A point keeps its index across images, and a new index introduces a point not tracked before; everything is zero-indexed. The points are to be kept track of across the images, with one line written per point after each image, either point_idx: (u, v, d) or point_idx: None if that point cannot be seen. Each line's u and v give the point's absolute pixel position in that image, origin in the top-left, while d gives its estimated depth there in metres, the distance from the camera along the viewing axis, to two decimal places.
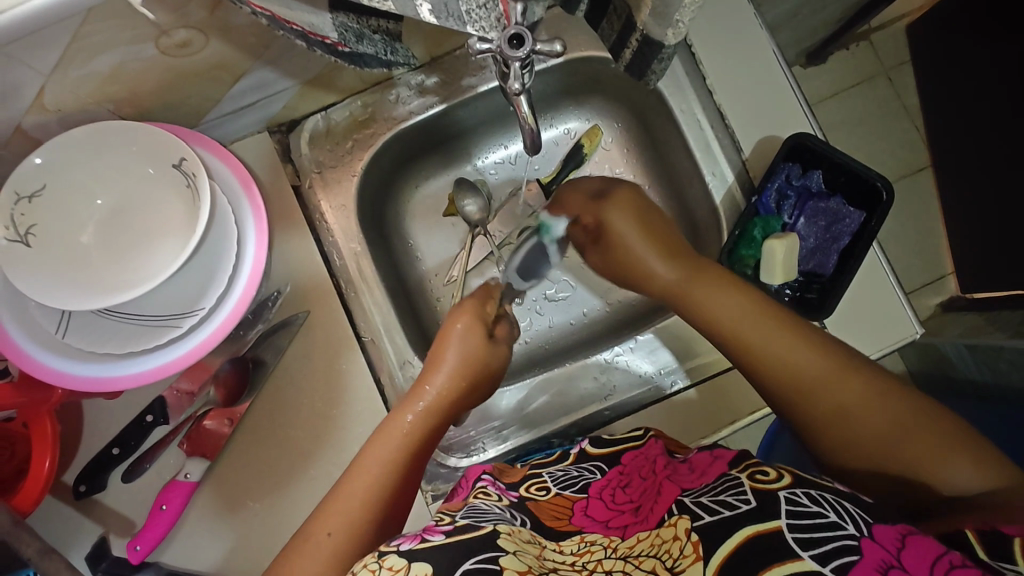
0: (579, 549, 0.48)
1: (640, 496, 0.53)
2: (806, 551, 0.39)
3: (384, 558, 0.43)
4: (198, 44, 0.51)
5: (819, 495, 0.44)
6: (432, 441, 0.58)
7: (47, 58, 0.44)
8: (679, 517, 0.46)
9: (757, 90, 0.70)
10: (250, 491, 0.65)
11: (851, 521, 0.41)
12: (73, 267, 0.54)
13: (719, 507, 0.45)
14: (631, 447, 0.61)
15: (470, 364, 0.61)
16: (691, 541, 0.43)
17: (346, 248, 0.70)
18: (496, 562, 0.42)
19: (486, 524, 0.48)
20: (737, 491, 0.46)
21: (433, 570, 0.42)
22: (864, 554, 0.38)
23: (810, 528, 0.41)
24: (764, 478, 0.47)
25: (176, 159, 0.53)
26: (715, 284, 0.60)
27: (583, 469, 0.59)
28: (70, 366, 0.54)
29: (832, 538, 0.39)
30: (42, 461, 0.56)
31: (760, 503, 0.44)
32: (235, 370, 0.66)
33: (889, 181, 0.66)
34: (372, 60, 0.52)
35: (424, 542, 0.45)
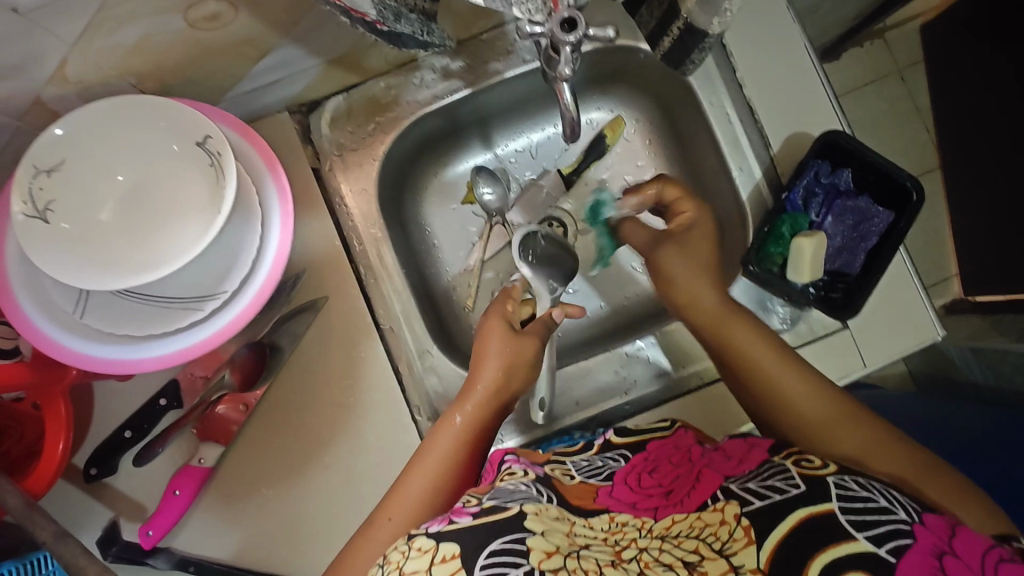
0: (611, 527, 0.48)
1: (672, 482, 0.52)
2: (860, 531, 0.40)
3: (415, 540, 0.45)
4: (227, 17, 0.49)
5: (867, 483, 0.44)
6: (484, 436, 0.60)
7: (73, 26, 0.43)
8: (726, 503, 0.46)
9: (788, 86, 0.69)
10: (265, 477, 0.64)
11: (901, 508, 0.42)
12: (92, 246, 0.52)
13: (766, 492, 0.45)
14: (658, 437, 0.60)
15: (512, 364, 0.61)
16: (742, 526, 0.43)
17: (366, 233, 0.69)
18: (523, 543, 0.42)
19: (513, 505, 0.47)
20: (785, 478, 0.46)
21: (461, 551, 0.42)
22: (917, 539, 0.39)
23: (861, 510, 0.41)
24: (811, 466, 0.47)
25: (201, 136, 0.52)
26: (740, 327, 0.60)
27: (608, 459, 0.59)
28: (86, 348, 0.52)
29: (886, 521, 0.40)
30: (56, 443, 0.54)
31: (809, 487, 0.44)
32: (252, 354, 0.65)
33: (920, 181, 0.65)
34: (409, 42, 0.51)
35: (453, 523, 0.45)
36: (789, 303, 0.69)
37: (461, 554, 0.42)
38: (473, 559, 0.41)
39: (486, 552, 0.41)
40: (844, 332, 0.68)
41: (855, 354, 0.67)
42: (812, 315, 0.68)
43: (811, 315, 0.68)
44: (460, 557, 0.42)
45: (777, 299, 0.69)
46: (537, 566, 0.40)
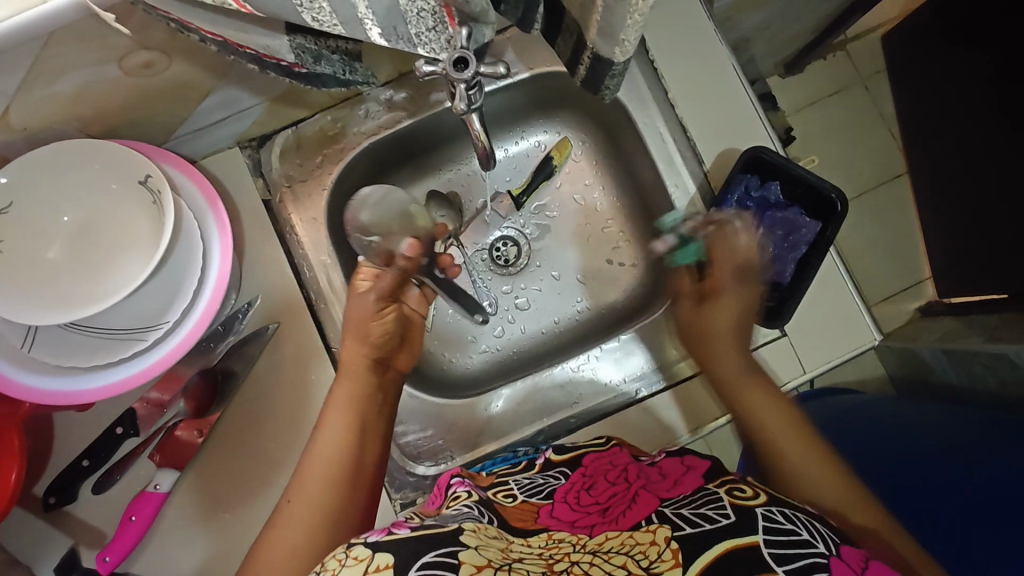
0: (547, 544, 0.48)
1: (608, 500, 0.54)
2: (780, 565, 0.42)
3: (352, 549, 0.44)
4: (162, 65, 0.52)
5: (792, 515, 0.48)
6: (378, 433, 0.61)
7: (10, 80, 0.46)
8: (658, 526, 0.47)
9: (718, 104, 0.72)
10: (222, 501, 0.66)
11: (821, 541, 0.45)
12: (39, 283, 0.54)
13: (697, 520, 0.47)
14: (595, 450, 0.64)
15: (380, 335, 0.65)
16: (671, 548, 0.44)
17: (317, 260, 0.72)
18: (455, 556, 0.42)
19: (451, 523, 0.48)
20: (717, 508, 0.48)
21: (393, 562, 0.42)
22: (833, 570, 0.42)
23: (784, 542, 0.44)
24: (742, 495, 0.50)
25: (141, 176, 0.55)
26: (762, 394, 0.63)
27: (548, 476, 0.60)
28: (34, 381, 0.54)
29: (806, 554, 0.43)
30: (8, 473, 0.56)
31: (738, 517, 0.46)
32: (204, 383, 0.66)
33: (844, 193, 0.68)
34: (330, 81, 0.53)
35: (392, 534, 0.46)
36: None
37: (394, 565, 0.42)
38: (405, 568, 0.41)
39: (420, 562, 0.42)
40: (783, 340, 0.70)
41: (795, 360, 0.69)
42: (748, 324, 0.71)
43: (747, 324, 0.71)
44: (393, 567, 0.41)
45: None
46: None
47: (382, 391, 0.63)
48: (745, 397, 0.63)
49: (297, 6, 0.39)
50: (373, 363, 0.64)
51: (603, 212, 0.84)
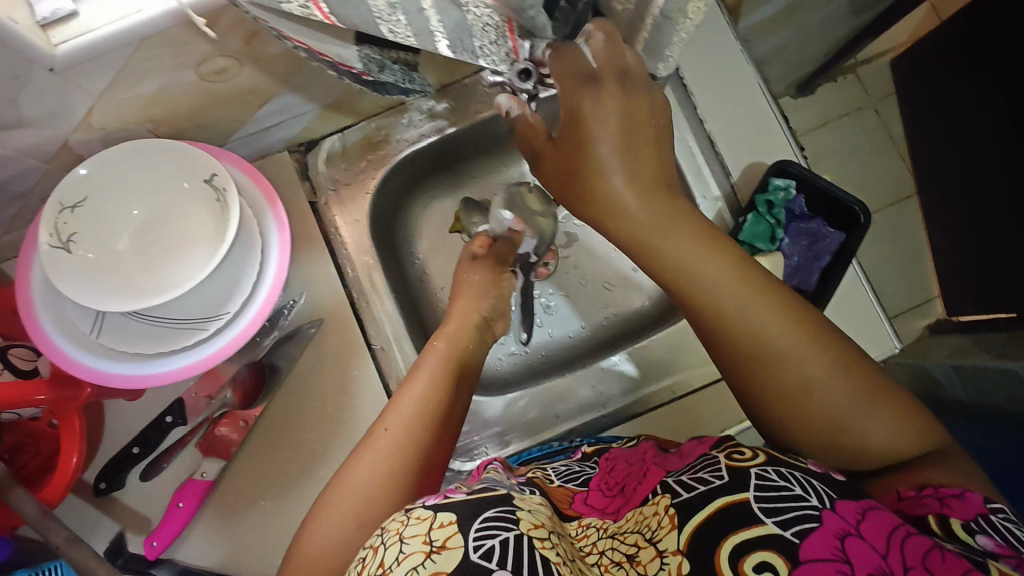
0: (577, 533, 0.50)
1: (626, 480, 0.57)
2: (769, 518, 0.41)
3: (411, 511, 0.45)
4: (233, 71, 0.56)
5: (790, 472, 0.45)
6: (460, 415, 0.59)
7: (98, 82, 0.49)
8: (660, 496, 0.48)
9: (747, 119, 0.75)
10: (265, 490, 0.68)
11: (814, 494, 0.42)
12: (110, 273, 0.57)
13: (694, 483, 0.47)
14: (624, 447, 0.64)
15: (456, 326, 0.66)
16: (669, 514, 0.45)
17: (359, 260, 0.75)
18: (513, 513, 0.44)
19: (502, 489, 0.50)
20: (712, 468, 0.47)
21: (457, 518, 0.43)
22: (824, 523, 0.40)
23: (775, 497, 0.42)
24: (741, 457, 0.47)
25: (208, 174, 0.58)
26: (720, 270, 0.48)
27: (584, 467, 0.63)
28: (101, 366, 0.57)
29: (796, 507, 0.41)
30: (70, 455, 0.60)
31: (731, 477, 0.45)
32: (253, 374, 0.69)
33: (865, 205, 0.71)
34: (393, 89, 0.57)
35: (451, 496, 0.46)
36: None
37: (458, 520, 0.43)
38: (467, 523, 0.42)
39: (481, 517, 0.43)
40: None
41: None
42: None
43: None
44: (458, 522, 0.42)
45: None
46: (526, 533, 0.42)
47: (465, 375, 0.62)
48: (691, 273, 0.49)
49: (377, 19, 0.43)
50: (465, 353, 0.64)
51: None
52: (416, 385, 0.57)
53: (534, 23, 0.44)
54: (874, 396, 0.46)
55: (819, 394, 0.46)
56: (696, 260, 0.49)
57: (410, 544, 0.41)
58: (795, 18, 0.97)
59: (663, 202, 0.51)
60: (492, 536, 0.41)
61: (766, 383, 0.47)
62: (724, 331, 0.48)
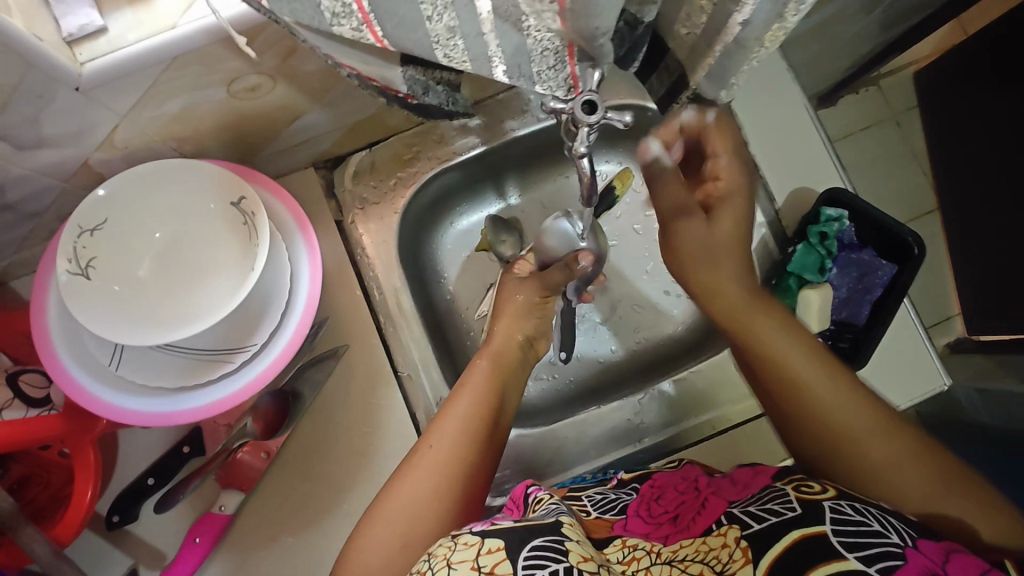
0: (624, 556, 0.47)
1: (677, 508, 0.53)
2: (851, 552, 0.40)
3: (459, 537, 0.45)
4: (266, 88, 0.53)
5: (864, 508, 0.45)
6: (499, 432, 0.62)
7: (125, 101, 0.46)
8: (728, 527, 0.46)
9: (792, 143, 0.72)
10: (287, 525, 0.65)
11: (894, 532, 0.42)
12: (131, 302, 0.54)
13: (765, 514, 0.46)
14: (667, 470, 0.61)
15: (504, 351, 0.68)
16: (742, 546, 0.44)
17: (387, 283, 0.71)
18: (561, 543, 0.42)
19: (549, 517, 0.47)
20: (783, 501, 0.47)
21: (505, 545, 0.43)
22: (908, 560, 0.39)
23: (854, 533, 0.42)
24: (810, 491, 0.48)
25: (237, 197, 0.55)
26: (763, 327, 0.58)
27: (622, 493, 0.59)
28: (121, 400, 0.54)
29: (877, 544, 0.41)
30: (84, 491, 0.56)
31: (804, 510, 0.45)
32: (276, 403, 0.66)
33: (921, 237, 0.67)
34: (436, 111, 0.54)
35: (497, 524, 0.46)
36: None
37: (505, 548, 0.43)
38: (517, 550, 0.42)
39: (528, 546, 0.42)
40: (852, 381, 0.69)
41: None
42: None
43: None
44: (505, 549, 0.43)
45: None
46: (576, 565, 0.41)
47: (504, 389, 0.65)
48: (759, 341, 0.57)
49: (433, 44, 0.39)
50: (505, 369, 0.66)
51: None
52: (466, 396, 0.61)
53: (601, 51, 0.41)
54: (938, 472, 0.48)
55: (879, 460, 0.49)
56: (767, 332, 0.57)
57: (459, 570, 0.42)
58: (828, 32, 0.94)
59: (722, 273, 0.63)
60: (541, 568, 0.40)
61: (829, 442, 0.51)
62: (815, 414, 0.52)
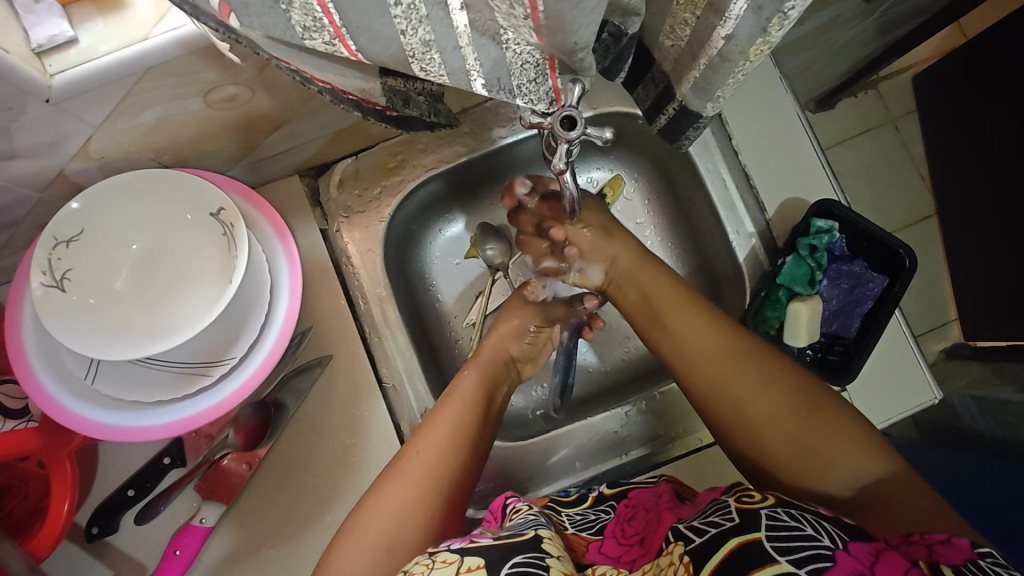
0: None
1: (643, 529, 0.53)
2: (782, 556, 0.39)
3: (437, 555, 0.46)
4: (244, 98, 0.52)
5: (800, 515, 0.44)
6: (481, 461, 0.61)
7: (97, 112, 0.45)
8: (674, 544, 0.46)
9: (783, 153, 0.71)
10: (268, 537, 0.64)
11: (826, 536, 0.41)
12: (106, 315, 0.53)
13: (705, 527, 0.45)
14: (644, 484, 0.60)
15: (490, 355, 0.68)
16: (684, 563, 0.43)
17: (372, 292, 0.70)
18: (542, 559, 0.43)
19: (527, 531, 0.48)
20: (723, 512, 0.46)
21: (485, 563, 0.43)
22: (838, 561, 0.38)
23: (787, 538, 0.41)
24: (749, 500, 0.47)
25: (215, 208, 0.54)
26: (684, 318, 0.63)
27: (599, 511, 0.59)
28: (96, 415, 0.53)
29: (808, 547, 0.40)
30: (61, 502, 0.55)
31: (742, 519, 0.44)
32: (257, 415, 0.66)
33: (911, 248, 0.66)
34: (417, 123, 0.53)
35: (476, 542, 0.47)
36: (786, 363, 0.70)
37: (486, 565, 0.43)
38: (496, 567, 0.42)
39: (510, 562, 0.43)
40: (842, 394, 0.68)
41: None
42: None
43: None
44: (484, 567, 0.43)
45: None
46: None
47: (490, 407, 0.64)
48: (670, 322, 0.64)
49: (409, 58, 0.38)
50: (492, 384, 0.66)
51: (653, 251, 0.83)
52: (466, 385, 0.64)
53: (581, 65, 0.40)
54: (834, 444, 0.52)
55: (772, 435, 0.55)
56: (680, 323, 0.63)
57: None
58: (824, 38, 0.92)
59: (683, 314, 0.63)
60: None
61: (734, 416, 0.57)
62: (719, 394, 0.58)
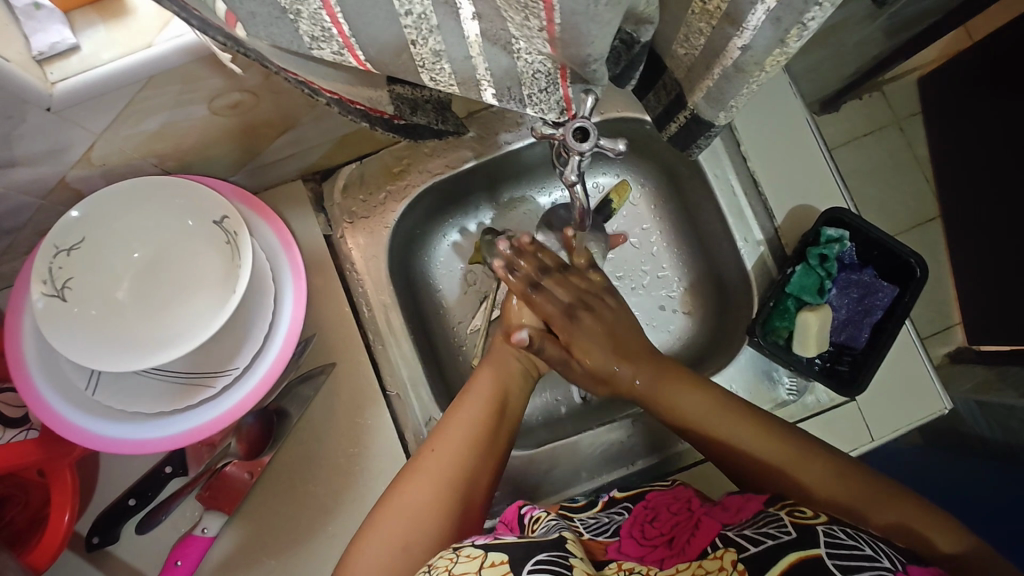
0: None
1: (671, 530, 0.52)
2: (848, 575, 0.40)
3: (460, 550, 0.45)
4: (250, 104, 0.51)
5: (855, 533, 0.45)
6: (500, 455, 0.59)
7: (100, 120, 0.44)
8: (724, 550, 0.45)
9: (791, 160, 0.71)
10: (271, 546, 0.64)
11: (886, 557, 0.43)
12: (107, 324, 0.52)
13: (761, 537, 0.45)
14: (659, 488, 0.60)
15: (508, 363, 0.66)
16: (738, 571, 0.42)
17: (376, 298, 0.70)
18: (567, 559, 0.42)
19: (551, 534, 0.47)
20: (779, 525, 0.46)
21: (509, 559, 0.43)
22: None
23: (849, 557, 0.42)
24: (803, 516, 0.47)
25: (218, 216, 0.53)
26: (687, 392, 0.61)
27: (613, 514, 0.58)
28: (97, 426, 0.52)
29: (871, 568, 0.41)
30: (62, 514, 0.55)
31: (800, 533, 0.44)
32: (260, 424, 0.65)
33: (923, 258, 0.66)
34: (425, 130, 0.52)
35: (498, 541, 0.46)
36: (795, 374, 0.68)
37: (509, 561, 0.43)
38: (520, 565, 0.42)
39: (533, 560, 0.42)
40: (850, 404, 0.68)
41: (861, 427, 0.67)
42: (817, 389, 0.68)
43: (816, 389, 0.68)
44: (508, 563, 0.43)
45: (782, 369, 0.69)
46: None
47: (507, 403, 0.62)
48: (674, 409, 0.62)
49: (419, 67, 0.37)
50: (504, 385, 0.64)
51: (659, 257, 0.82)
52: (464, 410, 0.59)
53: (595, 75, 0.39)
54: (879, 498, 0.51)
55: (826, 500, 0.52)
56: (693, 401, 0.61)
57: None
58: (830, 40, 0.91)
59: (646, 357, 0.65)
60: None
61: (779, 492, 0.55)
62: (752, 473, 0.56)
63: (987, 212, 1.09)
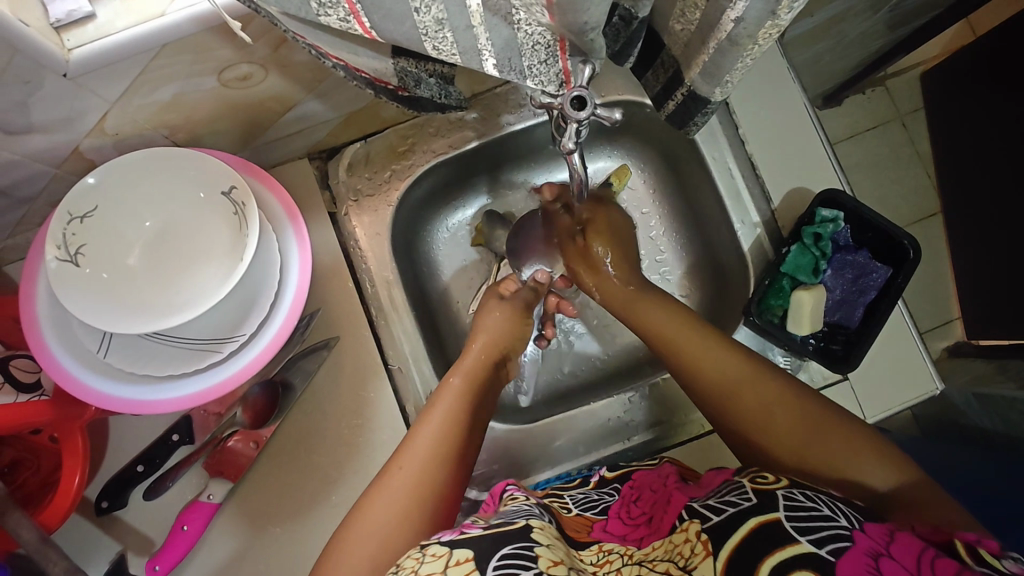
0: (598, 559, 0.48)
1: (651, 508, 0.53)
2: (803, 535, 0.40)
3: (426, 548, 0.45)
4: (258, 77, 0.52)
5: (814, 495, 0.45)
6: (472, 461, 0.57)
7: (113, 88, 0.46)
8: (690, 522, 0.46)
9: (789, 143, 0.72)
10: (274, 514, 0.65)
11: (843, 516, 0.42)
12: (119, 289, 0.54)
13: (723, 505, 0.46)
14: (646, 468, 0.61)
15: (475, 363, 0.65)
16: (702, 540, 0.44)
17: (379, 275, 0.71)
18: (531, 549, 0.42)
19: (517, 520, 0.47)
20: (739, 492, 0.47)
21: (473, 555, 0.42)
22: (856, 541, 0.39)
23: (805, 518, 0.42)
24: (764, 481, 0.48)
25: (227, 187, 0.54)
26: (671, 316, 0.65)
27: (604, 493, 0.59)
28: (108, 388, 0.54)
29: (827, 527, 0.40)
30: (72, 475, 0.56)
31: (760, 500, 0.45)
32: (265, 394, 0.66)
33: (916, 239, 0.67)
34: (428, 104, 0.54)
35: (465, 533, 0.46)
36: (789, 353, 0.70)
37: (474, 558, 0.42)
38: (484, 562, 0.41)
39: (498, 555, 0.42)
40: (843, 383, 0.69)
41: (854, 407, 0.69)
42: (811, 366, 0.70)
43: (810, 366, 0.70)
44: (472, 559, 0.42)
45: (777, 348, 0.71)
46: (546, 570, 0.40)
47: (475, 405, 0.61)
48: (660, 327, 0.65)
49: (422, 36, 0.38)
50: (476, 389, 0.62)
51: (658, 240, 0.84)
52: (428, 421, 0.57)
53: (592, 46, 0.41)
54: (848, 440, 0.50)
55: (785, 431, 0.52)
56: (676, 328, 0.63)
57: None
58: (834, 31, 0.92)
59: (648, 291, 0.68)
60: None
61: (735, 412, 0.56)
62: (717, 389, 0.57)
63: (986, 204, 1.09)
